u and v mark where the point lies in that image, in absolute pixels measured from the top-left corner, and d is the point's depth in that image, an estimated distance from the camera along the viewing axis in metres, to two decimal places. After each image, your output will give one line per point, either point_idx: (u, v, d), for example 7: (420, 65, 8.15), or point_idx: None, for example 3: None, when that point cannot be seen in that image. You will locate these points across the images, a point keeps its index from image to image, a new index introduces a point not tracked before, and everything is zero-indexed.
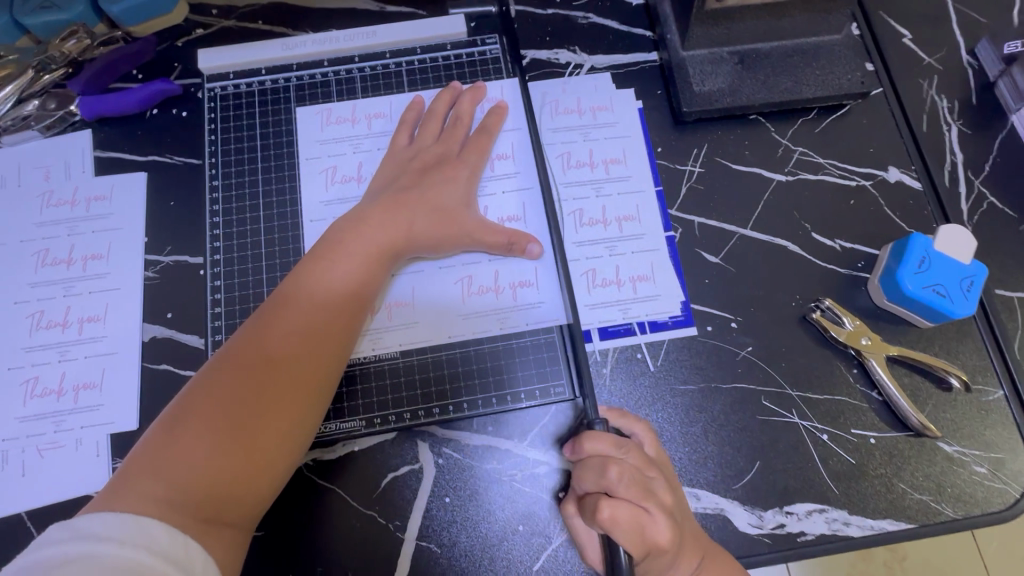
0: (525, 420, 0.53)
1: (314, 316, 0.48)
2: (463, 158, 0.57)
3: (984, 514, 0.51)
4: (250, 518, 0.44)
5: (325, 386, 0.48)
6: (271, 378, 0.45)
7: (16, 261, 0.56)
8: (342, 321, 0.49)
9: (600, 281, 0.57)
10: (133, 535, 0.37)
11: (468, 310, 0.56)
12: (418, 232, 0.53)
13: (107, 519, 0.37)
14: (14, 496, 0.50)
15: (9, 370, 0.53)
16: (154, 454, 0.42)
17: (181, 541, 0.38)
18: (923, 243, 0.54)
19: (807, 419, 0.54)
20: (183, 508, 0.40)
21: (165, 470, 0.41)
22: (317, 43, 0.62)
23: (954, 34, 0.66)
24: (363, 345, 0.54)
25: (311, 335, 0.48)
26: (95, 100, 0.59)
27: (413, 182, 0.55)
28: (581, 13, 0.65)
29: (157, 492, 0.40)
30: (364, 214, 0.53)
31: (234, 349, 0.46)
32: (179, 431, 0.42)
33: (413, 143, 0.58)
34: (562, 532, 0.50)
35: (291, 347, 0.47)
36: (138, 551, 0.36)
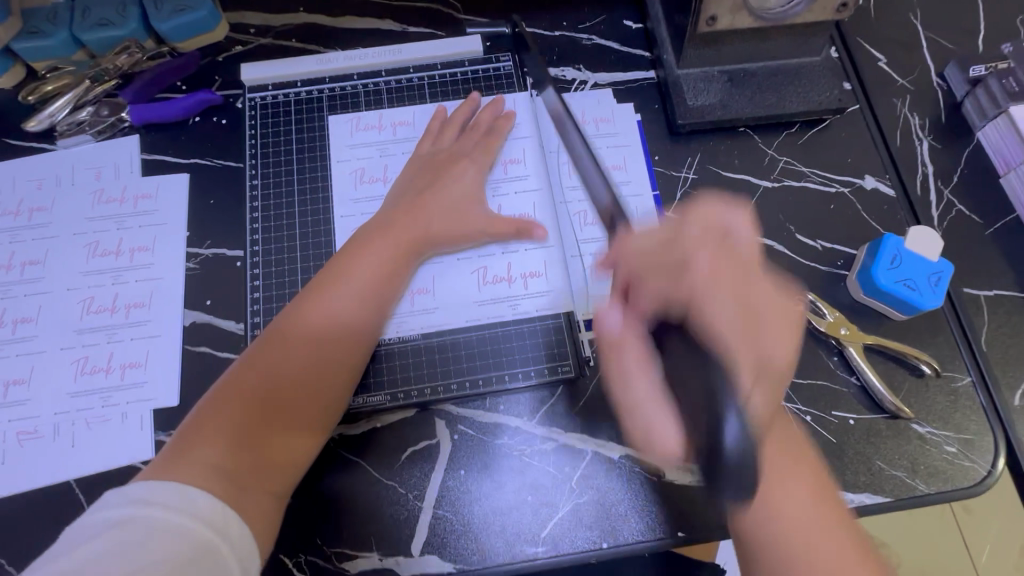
0: (534, 400, 0.58)
1: (344, 310, 0.54)
2: (470, 157, 0.64)
3: (955, 489, 0.56)
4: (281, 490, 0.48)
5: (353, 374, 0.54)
6: (305, 364, 0.51)
7: (70, 251, 0.62)
8: (369, 314, 0.55)
9: (602, 275, 0.62)
10: (176, 502, 0.41)
11: (482, 300, 0.61)
12: (435, 230, 0.60)
13: (154, 486, 0.41)
14: (65, 464, 0.55)
15: (62, 350, 0.58)
16: (202, 427, 0.47)
17: (221, 510, 0.42)
18: (895, 242, 0.60)
19: (792, 401, 0.59)
20: (228, 474, 0.45)
21: (213, 440, 0.46)
22: (348, 58, 0.68)
23: (924, 57, 0.72)
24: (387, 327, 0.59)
25: (342, 326, 0.54)
26: (145, 107, 0.66)
27: (430, 182, 0.62)
28: (585, 35, 0.72)
29: (207, 458, 0.45)
30: (387, 219, 0.59)
31: (274, 339, 0.52)
32: (223, 410, 0.48)
33: (435, 145, 0.65)
34: (568, 501, 0.55)
35: (322, 337, 0.53)
36: (176, 515, 0.40)
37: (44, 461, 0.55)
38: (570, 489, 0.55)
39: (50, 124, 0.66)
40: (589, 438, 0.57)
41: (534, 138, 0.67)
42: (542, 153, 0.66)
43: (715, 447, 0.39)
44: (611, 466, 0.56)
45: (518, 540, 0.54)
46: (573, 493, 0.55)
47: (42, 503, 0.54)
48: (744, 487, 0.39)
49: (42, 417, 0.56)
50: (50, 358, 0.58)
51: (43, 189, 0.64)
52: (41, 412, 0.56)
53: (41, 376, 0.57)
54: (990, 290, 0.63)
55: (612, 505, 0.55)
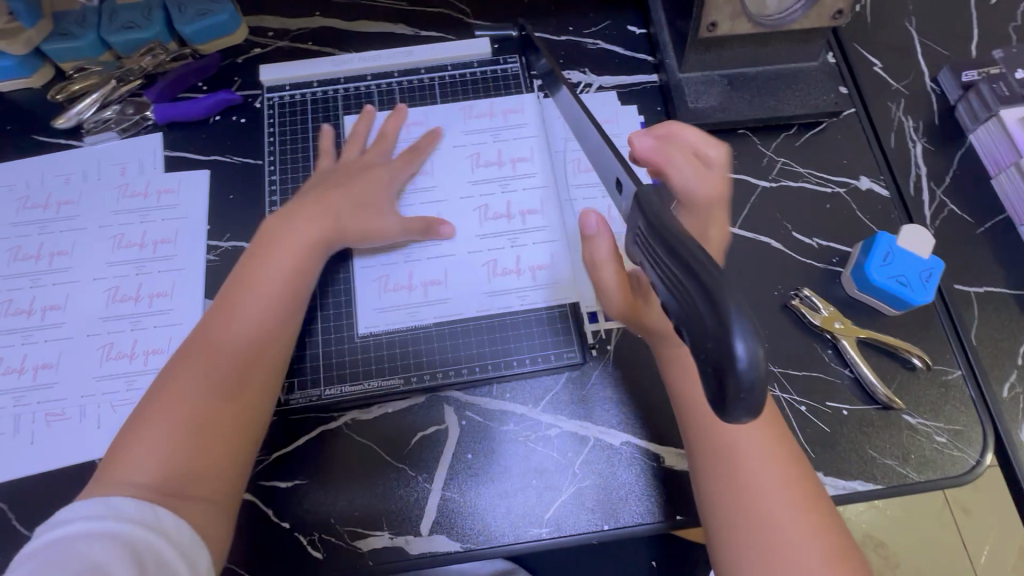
0: (538, 387, 0.61)
1: (248, 307, 0.54)
2: (383, 163, 0.66)
3: (945, 477, 0.58)
4: (221, 493, 0.48)
5: (268, 363, 0.54)
6: (213, 367, 0.51)
7: (96, 242, 0.65)
8: (275, 304, 0.55)
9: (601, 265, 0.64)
10: (112, 512, 0.42)
11: (493, 290, 0.63)
12: (346, 223, 0.61)
13: (87, 504, 0.42)
14: (91, 444, 0.58)
15: (88, 336, 0.61)
16: (125, 446, 0.48)
17: (155, 514, 0.43)
18: (887, 240, 0.62)
19: (788, 392, 0.61)
20: (155, 484, 0.45)
21: (135, 456, 0.46)
22: (363, 60, 0.71)
23: (919, 63, 0.75)
24: (402, 318, 0.62)
25: (246, 322, 0.54)
26: (169, 106, 0.68)
27: (341, 181, 0.64)
28: (590, 40, 0.75)
29: (129, 475, 0.45)
30: (295, 213, 0.60)
31: (186, 351, 0.53)
32: (145, 427, 0.48)
33: (339, 161, 0.67)
34: (570, 485, 0.57)
35: (234, 339, 0.53)
36: (120, 523, 0.42)
37: (71, 441, 0.58)
38: (572, 473, 0.58)
39: (78, 121, 0.69)
40: (592, 425, 0.59)
41: (541, 136, 0.69)
42: (548, 151, 0.69)
43: (723, 372, 0.26)
44: (613, 452, 0.58)
45: (522, 522, 0.56)
46: (575, 477, 0.57)
47: (70, 481, 0.57)
48: (755, 402, 0.26)
49: (69, 400, 0.59)
50: (76, 344, 0.61)
51: (71, 183, 0.67)
52: (69, 395, 0.59)
53: (68, 360, 0.60)
54: (981, 288, 0.65)
55: (613, 489, 0.57)
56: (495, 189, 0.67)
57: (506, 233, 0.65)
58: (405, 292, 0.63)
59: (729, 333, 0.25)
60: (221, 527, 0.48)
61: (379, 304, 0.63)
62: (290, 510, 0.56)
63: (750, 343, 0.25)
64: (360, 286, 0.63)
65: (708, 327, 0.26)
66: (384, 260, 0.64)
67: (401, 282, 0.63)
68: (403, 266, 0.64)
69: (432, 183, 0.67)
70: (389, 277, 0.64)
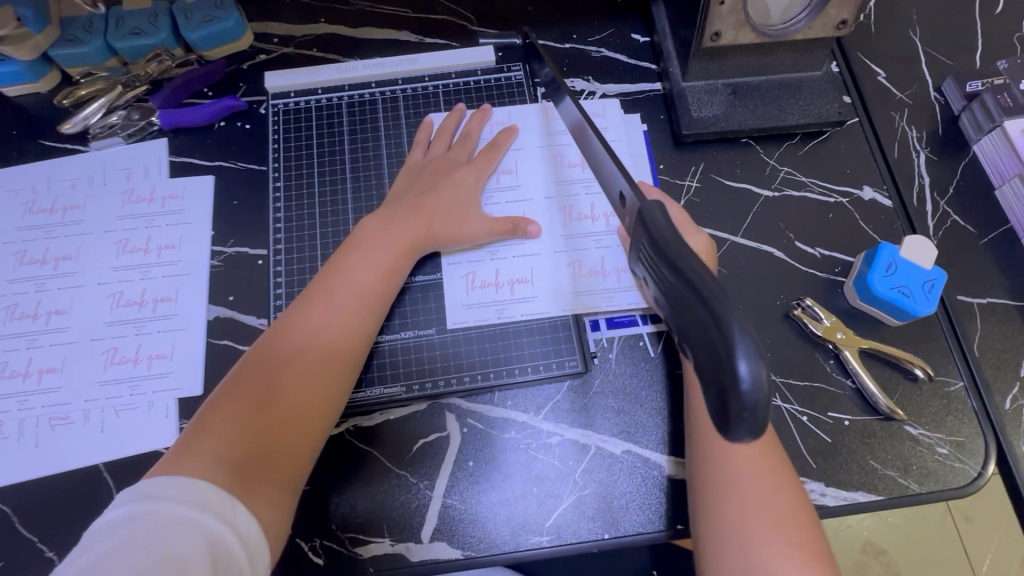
0: (539, 396, 0.61)
1: (337, 304, 0.56)
2: (471, 163, 0.67)
3: (946, 489, 0.58)
4: (288, 483, 0.50)
5: (350, 364, 0.55)
6: (304, 360, 0.53)
7: (101, 247, 0.65)
8: (359, 309, 0.57)
9: (587, 271, 0.64)
10: (184, 495, 0.43)
11: (577, 290, 0.64)
12: (437, 229, 0.62)
13: (165, 482, 0.44)
14: (95, 449, 0.58)
15: (92, 340, 0.61)
16: (208, 422, 0.50)
17: (226, 500, 0.45)
18: (890, 250, 0.62)
19: (789, 402, 0.61)
20: (232, 465, 0.47)
21: (217, 434, 0.48)
22: (367, 68, 0.72)
23: (923, 72, 0.75)
24: (489, 315, 0.63)
25: (333, 321, 0.56)
26: (173, 112, 0.69)
27: (427, 187, 0.64)
28: (594, 48, 0.75)
29: (210, 450, 0.47)
30: (391, 215, 0.62)
31: (276, 338, 0.55)
32: (232, 407, 0.50)
33: (427, 154, 0.67)
34: (571, 493, 0.57)
35: (326, 334, 0.55)
36: (188, 508, 0.43)
37: (74, 445, 0.58)
38: (573, 481, 0.58)
39: (84, 126, 0.69)
40: (593, 433, 0.59)
41: (542, 144, 0.69)
42: (545, 159, 0.69)
43: (725, 392, 0.26)
44: (614, 460, 0.58)
45: (524, 530, 0.56)
46: (576, 485, 0.57)
47: (72, 485, 0.57)
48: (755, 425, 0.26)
49: (73, 404, 0.59)
50: (80, 348, 0.61)
51: (77, 188, 0.67)
52: (72, 399, 0.59)
53: (72, 365, 0.60)
54: (983, 299, 0.65)
55: (614, 497, 0.57)
56: (579, 189, 0.68)
57: (591, 233, 0.66)
58: (493, 289, 0.64)
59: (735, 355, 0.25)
60: (283, 517, 0.49)
61: (467, 300, 0.64)
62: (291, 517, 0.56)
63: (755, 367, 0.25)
64: (449, 283, 0.64)
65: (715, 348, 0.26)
66: (473, 257, 0.65)
67: (489, 279, 0.64)
68: (490, 264, 0.65)
69: (516, 181, 0.68)
70: (477, 274, 0.64)
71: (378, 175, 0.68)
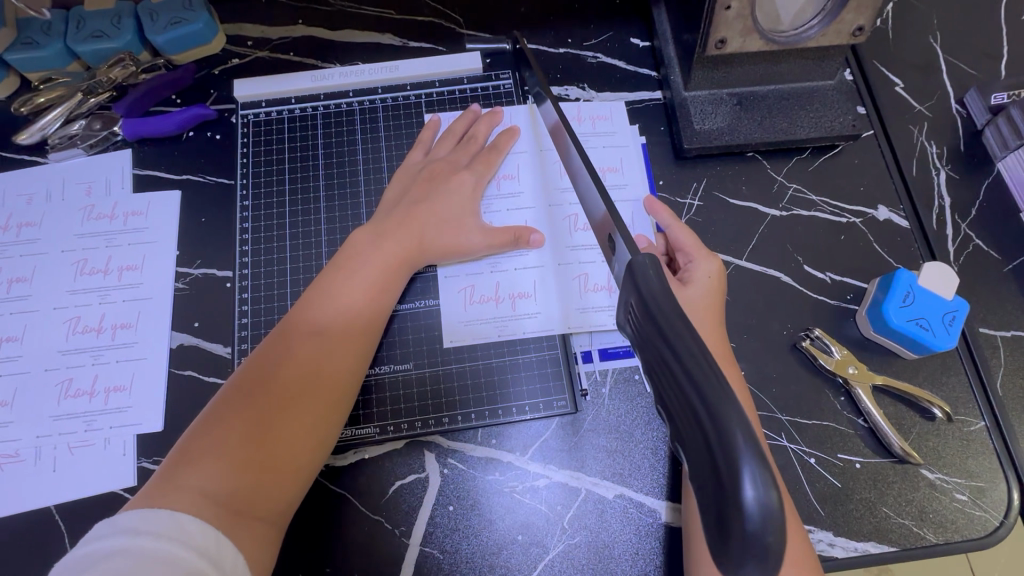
0: (526, 434, 0.56)
1: (335, 318, 0.51)
2: (470, 167, 0.61)
3: (964, 540, 0.54)
4: (277, 516, 0.44)
5: (348, 386, 0.50)
6: (299, 376, 0.47)
7: (58, 268, 0.61)
8: (358, 324, 0.52)
9: (592, 285, 0.60)
10: (169, 530, 0.37)
11: (582, 306, 0.59)
12: (432, 241, 0.57)
13: (146, 515, 0.37)
14: (44, 489, 0.54)
15: (45, 371, 0.57)
16: (189, 451, 0.43)
17: (214, 538, 0.38)
18: (907, 278, 0.57)
19: (796, 443, 0.56)
20: (219, 499, 0.40)
21: (202, 463, 0.42)
22: (344, 75, 0.67)
23: (944, 82, 0.70)
24: (490, 332, 0.59)
25: (331, 337, 0.50)
26: (138, 122, 0.64)
27: (424, 195, 0.59)
28: (591, 53, 0.70)
29: (193, 483, 0.41)
30: (383, 227, 0.57)
31: (266, 351, 0.49)
32: (217, 428, 0.44)
33: (428, 157, 0.63)
34: (559, 542, 0.53)
35: (320, 348, 0.49)
36: (173, 545, 0.36)
37: (22, 486, 0.54)
38: (561, 529, 0.53)
39: (42, 136, 0.64)
40: (584, 476, 0.55)
41: (533, 152, 0.65)
42: (537, 169, 0.64)
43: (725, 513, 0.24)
44: (607, 506, 0.54)
45: None
46: (564, 534, 0.53)
47: (20, 530, 0.53)
48: (770, 560, 0.24)
49: (23, 440, 0.55)
50: (33, 379, 0.57)
51: (33, 204, 0.63)
52: (23, 435, 0.55)
53: (24, 397, 0.56)
54: (1007, 330, 0.60)
55: (606, 547, 0.53)
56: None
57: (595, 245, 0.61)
58: (493, 304, 0.60)
59: (740, 481, 0.23)
60: (269, 557, 0.43)
61: (465, 316, 0.59)
62: None
63: (768, 495, 0.23)
64: (445, 297, 0.60)
65: (716, 466, 0.24)
66: (472, 270, 0.61)
67: (489, 294, 0.60)
68: (490, 277, 0.60)
69: (519, 187, 0.63)
70: (476, 288, 0.60)
71: (354, 192, 0.63)
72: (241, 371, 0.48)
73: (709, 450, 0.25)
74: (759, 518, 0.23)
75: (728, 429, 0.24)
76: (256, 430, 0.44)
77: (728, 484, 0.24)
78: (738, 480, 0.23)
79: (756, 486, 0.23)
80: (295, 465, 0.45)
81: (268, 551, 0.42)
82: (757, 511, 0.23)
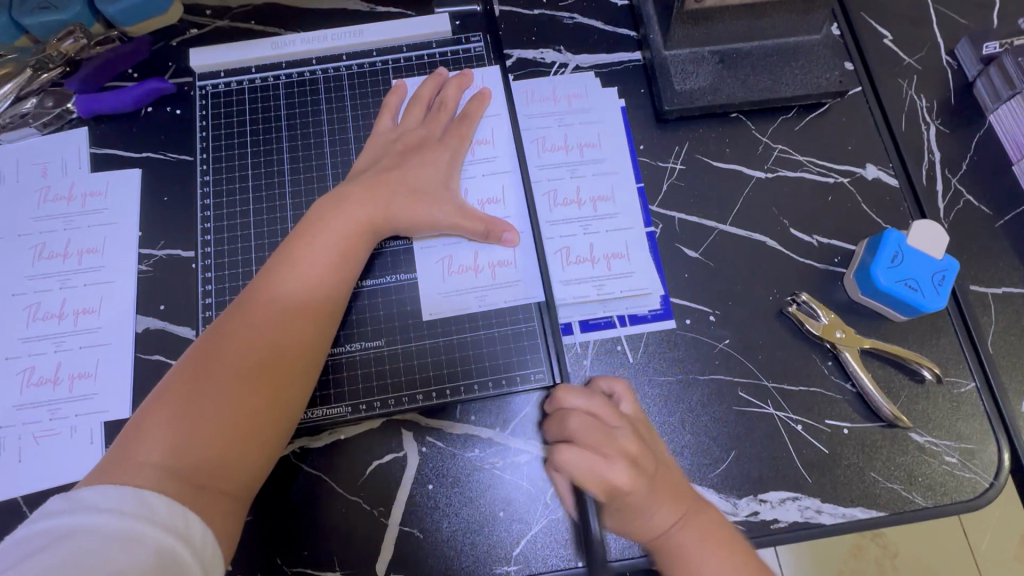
0: (507, 409, 0.55)
1: (293, 290, 0.49)
2: (444, 141, 0.59)
3: (954, 502, 0.53)
4: (245, 487, 0.43)
5: (309, 360, 0.48)
6: (254, 348, 0.45)
7: (14, 254, 0.58)
8: (320, 298, 0.50)
9: (574, 258, 0.59)
10: (131, 507, 0.36)
11: (568, 277, 0.58)
12: (399, 212, 0.54)
13: (109, 491, 0.36)
14: (10, 481, 0.52)
15: (7, 359, 0.55)
16: (144, 428, 0.41)
17: (180, 513, 0.38)
18: (896, 237, 0.55)
19: (782, 410, 0.55)
20: (181, 475, 0.40)
21: (159, 437, 0.41)
22: (306, 41, 0.64)
23: (934, 34, 0.67)
24: (469, 302, 0.57)
25: (289, 311, 0.48)
26: (91, 98, 0.61)
27: (396, 163, 0.56)
28: (566, 14, 0.67)
29: (150, 459, 0.40)
30: (345, 194, 0.54)
31: (222, 324, 0.47)
32: (173, 403, 0.42)
33: (397, 126, 0.60)
34: (542, 518, 0.52)
35: (277, 317, 0.47)
36: (140, 523, 0.36)
37: None
38: (544, 505, 0.52)
39: None
40: None
41: (506, 116, 0.62)
42: (513, 134, 0.62)
43: None
44: None
45: (490, 559, 0.51)
46: (547, 509, 0.52)
47: None
48: None
49: None
50: None
51: None
52: None
53: None
54: (999, 289, 0.59)
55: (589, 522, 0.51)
56: (563, 173, 0.61)
57: (577, 219, 0.60)
58: (471, 274, 0.58)
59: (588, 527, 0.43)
60: (237, 528, 0.42)
61: (443, 287, 0.57)
62: (242, 559, 0.51)
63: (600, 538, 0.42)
64: (423, 267, 0.58)
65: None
66: (449, 239, 0.58)
67: (467, 264, 0.58)
68: (467, 246, 0.58)
69: (494, 152, 0.61)
70: (454, 258, 0.58)
71: (320, 165, 0.61)
72: (197, 343, 0.46)
73: None
74: None
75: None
76: (212, 405, 0.43)
77: None
78: None
79: None
80: (259, 437, 0.44)
81: (234, 523, 0.42)
82: None
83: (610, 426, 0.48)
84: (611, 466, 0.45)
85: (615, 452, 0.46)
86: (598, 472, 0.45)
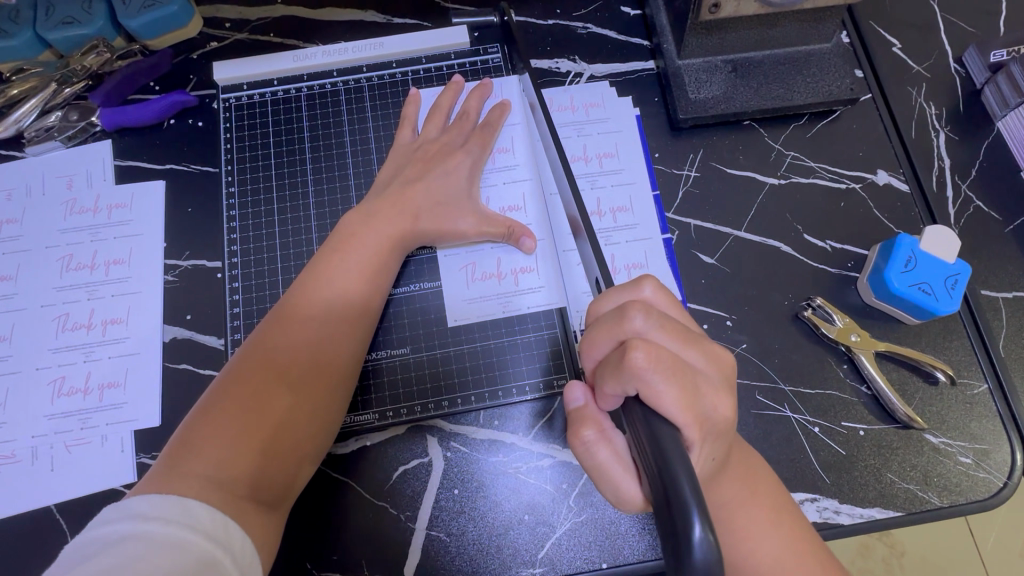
0: (530, 416, 0.56)
1: (329, 304, 0.50)
2: (464, 148, 0.60)
3: (969, 502, 0.54)
4: (282, 499, 0.45)
5: (345, 374, 0.49)
6: (293, 362, 0.47)
7: (43, 265, 0.59)
8: (355, 312, 0.51)
9: None
10: (176, 515, 0.37)
11: None
12: (425, 224, 0.55)
13: (154, 499, 0.38)
14: (43, 490, 0.53)
15: (37, 369, 0.56)
16: (190, 439, 0.43)
17: (221, 521, 0.39)
18: (909, 243, 0.56)
19: (798, 412, 0.56)
20: (226, 486, 0.41)
21: (206, 449, 0.42)
22: (327, 54, 0.65)
23: (942, 42, 0.68)
24: (492, 308, 0.58)
25: (325, 326, 0.49)
26: (115, 111, 0.62)
27: (419, 174, 0.57)
28: (580, 24, 0.68)
29: (198, 470, 0.41)
30: (372, 209, 0.55)
31: (262, 338, 0.48)
32: (217, 416, 0.44)
33: (418, 137, 0.61)
34: (566, 521, 0.53)
35: (315, 332, 0.49)
36: (185, 531, 0.36)
37: (20, 486, 0.53)
38: (567, 508, 0.53)
39: (18, 129, 0.62)
40: None
41: (527, 125, 0.63)
42: (532, 143, 0.63)
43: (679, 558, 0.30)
44: None
45: (514, 562, 0.52)
46: (571, 512, 0.53)
47: (20, 531, 0.52)
48: None
49: (19, 441, 0.54)
50: (25, 378, 0.56)
51: (13, 200, 0.61)
52: (18, 436, 0.54)
53: (17, 397, 0.55)
54: (1009, 292, 0.60)
55: (612, 524, 0.52)
56: (582, 184, 0.62)
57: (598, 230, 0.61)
58: (494, 281, 0.59)
59: (691, 521, 0.29)
60: (275, 538, 0.44)
61: (466, 294, 0.58)
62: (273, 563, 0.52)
63: (706, 535, 0.29)
64: (447, 275, 0.59)
65: (670, 506, 0.30)
66: (473, 248, 0.59)
67: (491, 270, 0.59)
68: (490, 254, 0.59)
69: (514, 160, 0.62)
70: (477, 265, 0.59)
71: (341, 176, 0.62)
72: (238, 358, 0.48)
73: (665, 499, 0.31)
74: (702, 561, 0.29)
75: (676, 481, 0.31)
76: (255, 419, 0.44)
77: (680, 526, 0.30)
78: (689, 523, 0.29)
79: (701, 530, 0.29)
80: (298, 451, 0.46)
81: (273, 534, 0.43)
82: (701, 554, 0.29)
83: (683, 327, 0.39)
84: (700, 376, 0.38)
85: (700, 358, 0.39)
86: (693, 382, 0.37)
